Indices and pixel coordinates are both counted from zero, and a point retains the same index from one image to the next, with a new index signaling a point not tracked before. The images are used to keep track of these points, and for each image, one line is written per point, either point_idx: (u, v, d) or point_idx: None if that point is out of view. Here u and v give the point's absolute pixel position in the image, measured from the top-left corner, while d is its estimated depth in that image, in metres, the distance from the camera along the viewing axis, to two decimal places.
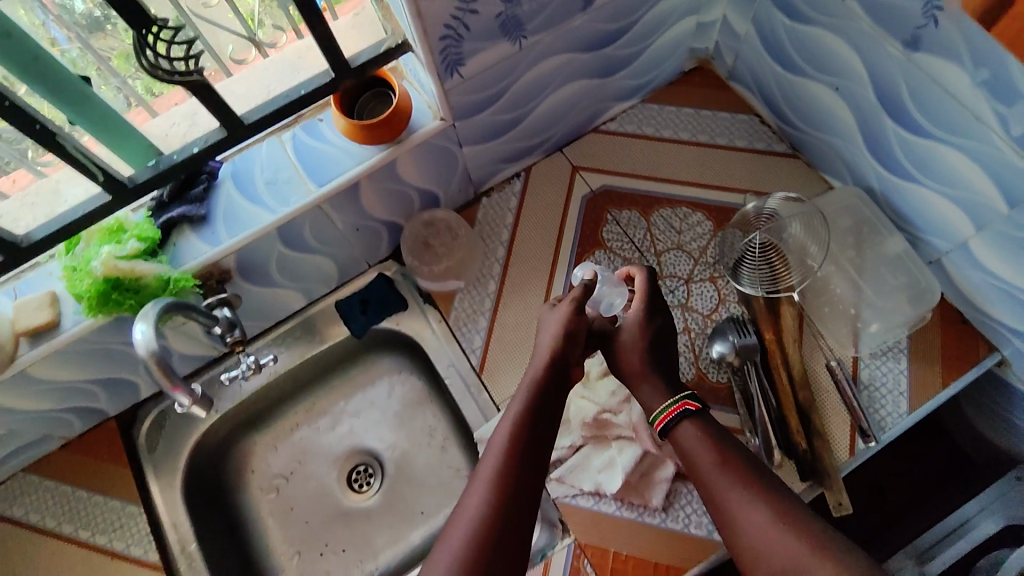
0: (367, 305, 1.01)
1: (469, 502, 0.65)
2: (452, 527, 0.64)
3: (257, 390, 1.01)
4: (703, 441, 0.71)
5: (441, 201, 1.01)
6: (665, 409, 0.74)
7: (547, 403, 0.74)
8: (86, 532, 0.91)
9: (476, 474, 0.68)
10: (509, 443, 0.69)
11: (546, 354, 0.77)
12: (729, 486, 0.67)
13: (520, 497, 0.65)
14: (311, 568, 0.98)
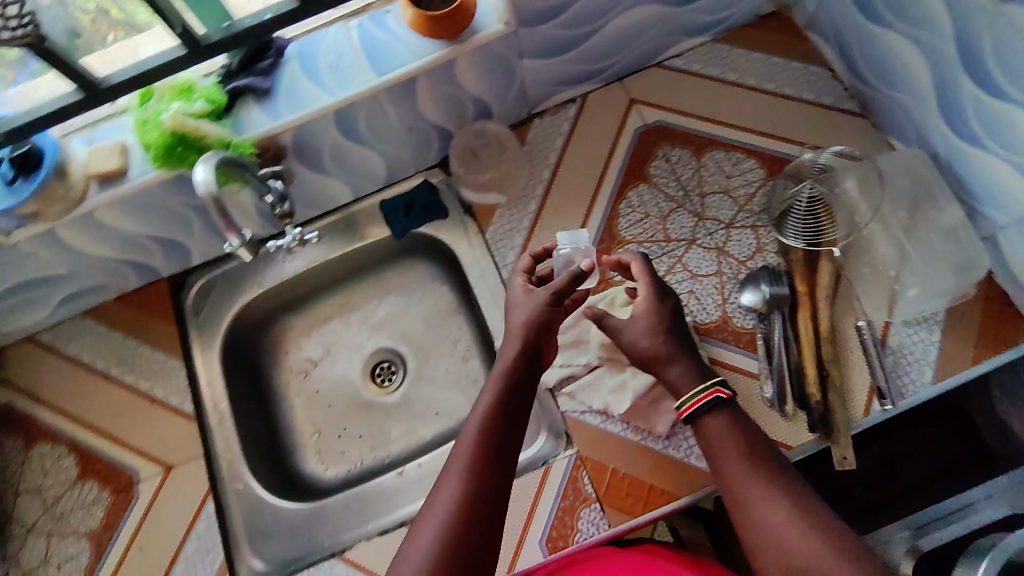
0: (411, 208, 1.04)
1: (438, 503, 0.64)
2: (420, 526, 0.63)
3: (298, 273, 1.06)
4: (730, 430, 0.69)
5: (494, 114, 1.01)
6: (694, 396, 0.71)
7: (518, 393, 0.71)
8: (131, 377, 0.98)
9: (447, 471, 0.66)
10: (476, 440, 0.67)
11: (518, 339, 0.74)
12: (752, 479, 0.65)
13: (488, 499, 0.64)
14: (326, 447, 1.04)
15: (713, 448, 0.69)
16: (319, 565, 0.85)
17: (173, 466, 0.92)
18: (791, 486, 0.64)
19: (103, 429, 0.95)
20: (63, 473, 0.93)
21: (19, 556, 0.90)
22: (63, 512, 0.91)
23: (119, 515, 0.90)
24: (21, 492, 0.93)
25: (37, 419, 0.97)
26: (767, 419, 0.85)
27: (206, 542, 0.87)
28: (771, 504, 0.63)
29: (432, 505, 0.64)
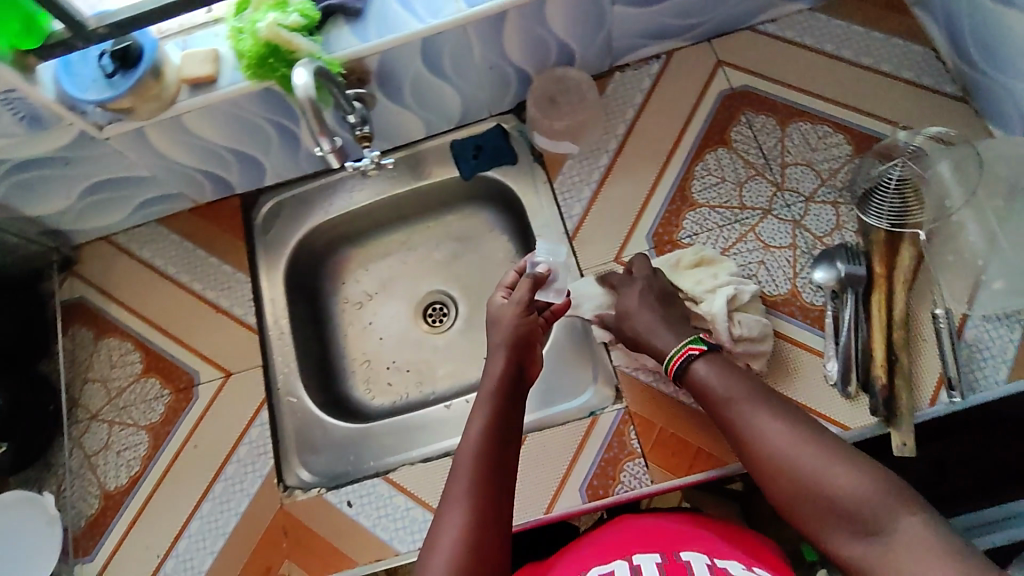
0: (481, 150, 1.04)
1: (448, 527, 0.62)
2: (432, 552, 0.61)
3: (363, 205, 1.07)
4: (713, 373, 0.74)
5: (576, 62, 0.99)
6: (676, 352, 0.76)
7: (507, 407, 0.72)
8: (198, 286, 1.02)
9: (448, 500, 0.65)
10: (474, 456, 0.67)
11: (502, 355, 0.76)
12: (743, 409, 0.69)
13: (494, 513, 0.64)
14: (374, 377, 1.06)
15: (704, 394, 0.73)
16: (364, 481, 0.88)
17: (232, 373, 0.95)
18: (777, 406, 0.68)
19: (169, 331, 0.99)
20: (128, 368, 0.98)
21: (82, 439, 0.94)
22: (126, 403, 0.95)
23: (178, 412, 0.94)
24: (89, 380, 0.98)
25: (107, 314, 1.01)
26: (824, 397, 0.84)
27: (258, 448, 0.91)
28: (765, 427, 0.67)
29: (442, 530, 0.62)
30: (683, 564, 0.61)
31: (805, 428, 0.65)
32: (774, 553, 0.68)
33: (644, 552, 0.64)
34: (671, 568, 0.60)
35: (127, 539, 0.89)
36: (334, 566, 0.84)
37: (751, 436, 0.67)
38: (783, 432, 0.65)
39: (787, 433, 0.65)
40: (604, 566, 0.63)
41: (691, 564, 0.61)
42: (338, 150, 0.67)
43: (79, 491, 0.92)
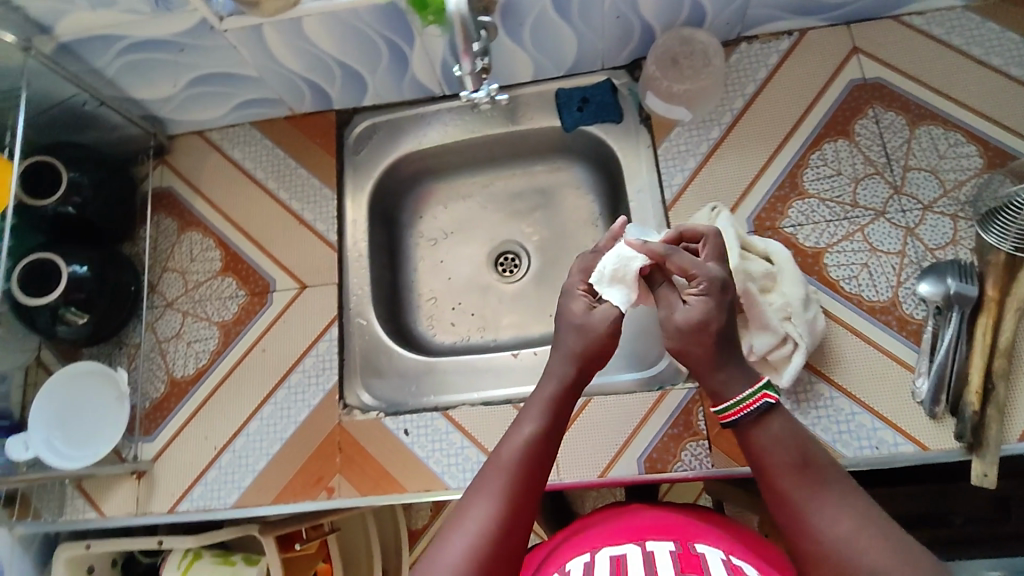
0: (587, 103, 1.01)
1: (474, 516, 0.60)
2: (451, 537, 0.59)
3: (455, 140, 1.05)
4: (788, 439, 0.60)
5: (705, 24, 0.94)
6: (739, 402, 0.62)
7: (561, 411, 0.69)
8: (284, 195, 1.02)
9: (476, 490, 0.63)
10: (519, 456, 0.64)
11: (570, 365, 0.71)
12: (813, 492, 0.58)
13: (523, 518, 0.61)
14: (438, 315, 1.05)
15: (764, 456, 0.61)
16: (422, 413, 0.88)
17: (307, 286, 0.96)
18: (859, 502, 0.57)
19: (251, 235, 1.00)
20: (207, 264, 0.99)
21: (155, 325, 0.96)
22: (202, 297, 0.97)
23: (250, 315, 0.95)
24: (168, 269, 0.99)
25: (193, 208, 1.02)
26: (908, 413, 0.81)
27: (323, 361, 0.92)
28: (831, 520, 0.56)
29: (466, 517, 0.60)
30: (699, 555, 0.60)
31: (888, 539, 0.54)
32: (788, 564, 0.65)
33: (656, 541, 0.63)
34: (684, 557, 0.59)
35: (187, 428, 0.90)
36: (383, 488, 0.85)
37: (811, 522, 0.57)
38: (854, 530, 0.55)
39: (863, 537, 0.54)
40: (618, 548, 0.63)
41: (706, 556, 0.60)
42: (474, 74, 0.77)
43: (148, 373, 0.94)
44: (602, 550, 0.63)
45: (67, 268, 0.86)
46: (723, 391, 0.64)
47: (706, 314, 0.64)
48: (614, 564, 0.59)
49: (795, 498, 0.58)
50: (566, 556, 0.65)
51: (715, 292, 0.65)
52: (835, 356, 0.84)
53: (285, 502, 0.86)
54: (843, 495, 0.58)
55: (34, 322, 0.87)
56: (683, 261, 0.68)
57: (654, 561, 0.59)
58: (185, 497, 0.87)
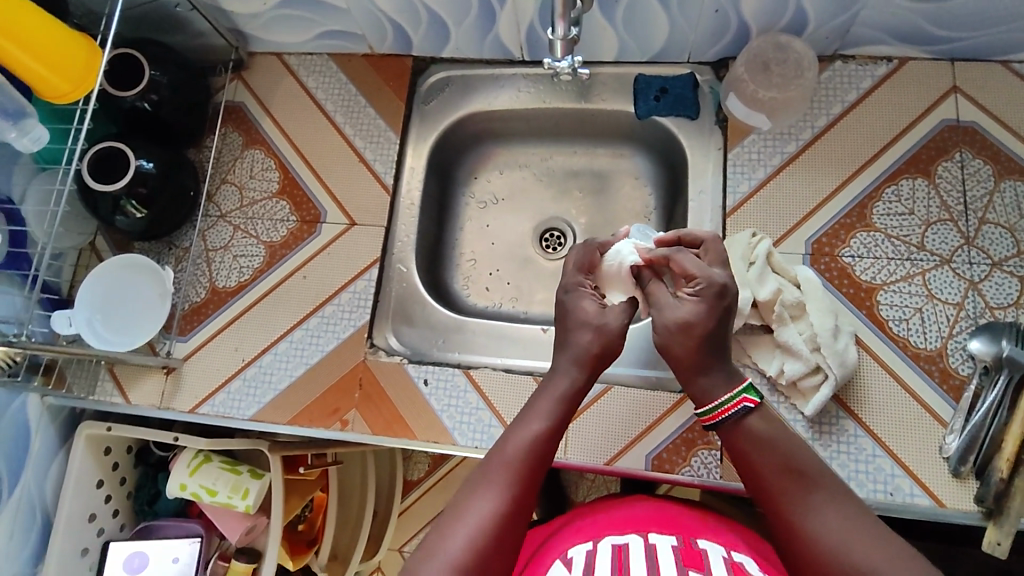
0: (665, 94, 0.99)
1: (476, 509, 0.62)
2: (452, 526, 0.61)
3: (525, 107, 1.04)
4: (771, 441, 0.64)
5: (804, 34, 0.92)
6: (721, 404, 0.66)
7: (568, 412, 0.70)
8: (349, 130, 1.02)
9: (481, 481, 0.64)
10: (521, 455, 0.66)
11: (579, 373, 0.71)
12: (798, 494, 0.61)
13: (521, 516, 0.63)
14: (474, 278, 1.06)
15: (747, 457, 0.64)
16: (444, 367, 0.90)
17: (356, 224, 0.97)
18: (846, 503, 0.60)
19: (311, 163, 1.01)
20: (265, 184, 1.00)
21: (206, 233, 0.99)
22: (254, 215, 0.99)
23: (297, 241, 0.97)
24: (226, 182, 1.01)
25: (260, 127, 1.04)
26: (931, 466, 0.79)
27: (359, 299, 0.94)
28: (818, 518, 0.59)
29: (469, 509, 0.62)
30: (700, 551, 0.61)
31: (877, 537, 0.57)
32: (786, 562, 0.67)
33: (658, 533, 0.64)
34: (686, 552, 0.60)
35: (219, 336, 0.93)
36: (395, 431, 0.87)
37: (799, 523, 0.59)
38: (842, 528, 0.58)
39: (851, 533, 0.57)
40: (620, 538, 0.63)
41: (707, 552, 0.60)
42: (566, 41, 0.78)
43: (191, 277, 0.97)
44: (605, 538, 0.63)
45: (135, 161, 0.89)
46: (707, 394, 0.67)
47: (692, 315, 0.66)
48: (617, 555, 0.60)
49: (782, 500, 0.61)
50: (568, 540, 0.66)
51: (708, 295, 0.67)
52: (869, 395, 0.82)
53: (299, 424, 0.89)
54: (830, 495, 0.60)
55: (96, 208, 0.90)
56: (686, 261, 0.70)
57: (655, 554, 0.59)
58: (207, 400, 0.91)
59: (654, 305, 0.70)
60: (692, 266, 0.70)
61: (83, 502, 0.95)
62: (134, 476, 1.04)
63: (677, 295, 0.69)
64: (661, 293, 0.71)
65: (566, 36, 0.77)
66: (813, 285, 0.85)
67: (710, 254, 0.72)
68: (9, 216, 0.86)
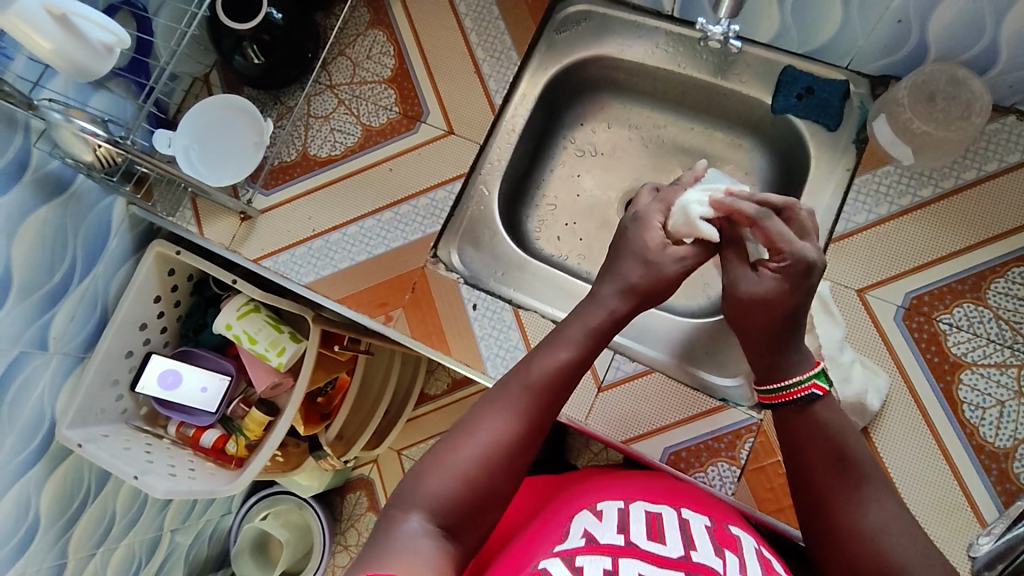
0: (809, 94, 0.92)
1: (490, 427, 0.63)
2: (464, 440, 0.62)
3: (657, 66, 0.98)
4: (832, 428, 0.64)
5: (986, 75, 0.83)
6: (788, 388, 0.66)
7: (596, 345, 0.70)
8: (474, 39, 0.98)
9: (498, 400, 0.65)
10: (540, 381, 0.66)
11: (626, 304, 0.70)
12: (847, 481, 0.61)
13: (532, 441, 0.64)
14: (549, 222, 1.04)
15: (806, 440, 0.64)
16: (496, 299, 0.90)
17: (453, 133, 0.95)
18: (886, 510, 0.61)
19: (428, 60, 0.98)
20: (379, 67, 0.99)
21: (312, 98, 0.99)
22: (361, 95, 0.98)
23: (394, 133, 0.96)
24: (342, 54, 1.00)
25: (389, 10, 1.01)
26: (952, 559, 0.75)
27: (435, 207, 0.93)
28: (866, 507, 0.60)
29: (483, 427, 0.63)
30: (733, 536, 0.61)
31: (914, 533, 0.58)
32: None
33: (691, 511, 0.64)
34: (719, 534, 0.61)
35: (298, 201, 0.96)
36: (432, 342, 0.89)
37: (847, 509, 0.60)
38: (893, 519, 0.59)
39: (896, 523, 0.58)
40: (653, 505, 0.64)
41: (740, 539, 0.61)
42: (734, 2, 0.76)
43: (288, 136, 0.98)
44: (638, 501, 0.64)
45: (266, 8, 0.89)
46: (780, 371, 0.67)
47: (772, 295, 0.66)
48: (651, 519, 0.60)
49: (828, 481, 0.62)
50: (596, 495, 0.67)
51: (795, 274, 0.66)
52: (911, 468, 0.78)
53: (348, 305, 0.92)
54: (879, 489, 0.61)
55: (219, 42, 0.91)
56: (769, 230, 0.69)
57: (689, 527, 0.60)
58: (272, 256, 0.94)
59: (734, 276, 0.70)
60: (778, 237, 0.67)
61: (139, 310, 1.02)
62: (188, 303, 1.11)
63: (757, 269, 0.68)
64: (739, 264, 0.70)
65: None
66: (821, 301, 0.84)
67: (796, 224, 0.70)
68: (141, 24, 0.88)
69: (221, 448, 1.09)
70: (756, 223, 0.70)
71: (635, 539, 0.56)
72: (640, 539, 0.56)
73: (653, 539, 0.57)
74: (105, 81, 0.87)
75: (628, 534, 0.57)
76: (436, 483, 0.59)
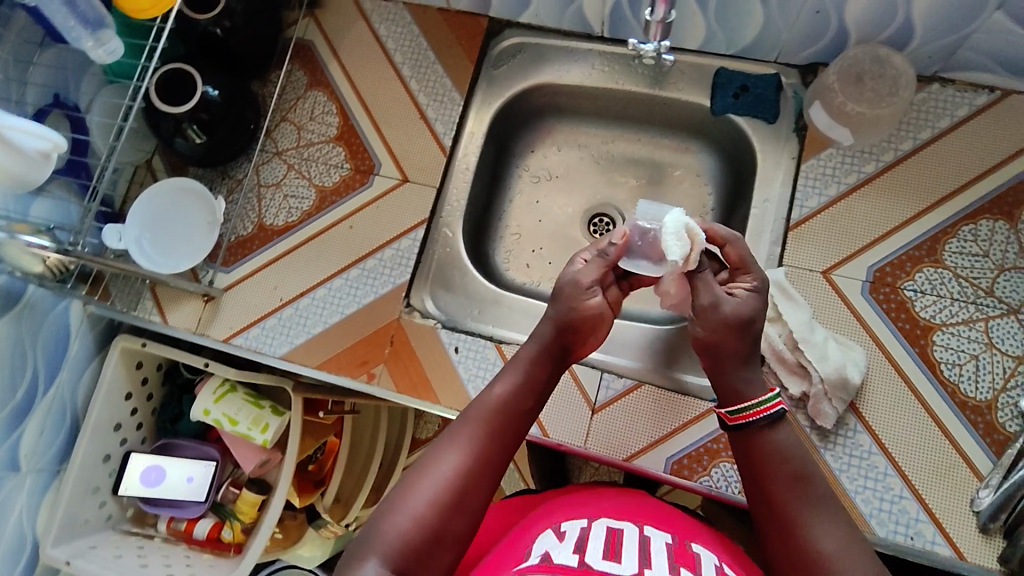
0: (744, 92, 0.95)
1: (441, 464, 0.62)
2: (417, 480, 0.61)
3: (596, 86, 1.01)
4: (791, 451, 0.64)
5: (905, 50, 0.87)
6: (760, 406, 0.65)
7: (542, 377, 0.71)
8: (414, 85, 0.99)
9: (448, 437, 0.65)
10: (488, 415, 0.66)
11: (551, 331, 0.72)
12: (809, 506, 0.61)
13: (486, 475, 0.63)
14: (515, 251, 1.04)
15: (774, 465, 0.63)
16: (477, 338, 0.90)
17: (408, 181, 0.96)
18: None
19: (371, 112, 0.98)
20: (323, 127, 0.99)
21: (261, 167, 0.98)
22: (309, 157, 0.98)
23: (349, 190, 0.96)
24: (284, 119, 1.00)
25: (326, 69, 1.01)
26: (957, 516, 0.77)
27: (401, 257, 0.93)
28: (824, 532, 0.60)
29: (434, 465, 0.62)
30: (693, 553, 0.61)
31: None
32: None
33: (654, 528, 0.64)
34: (679, 551, 0.61)
35: (260, 273, 0.94)
36: (418, 393, 0.88)
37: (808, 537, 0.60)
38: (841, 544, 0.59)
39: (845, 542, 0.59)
40: (616, 523, 0.64)
41: (700, 555, 0.61)
42: (664, 23, 0.79)
43: (241, 210, 0.97)
44: (601, 519, 0.64)
45: (202, 87, 0.88)
46: (746, 392, 0.68)
47: (753, 312, 0.69)
48: (610, 537, 0.61)
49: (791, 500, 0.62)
50: (564, 513, 0.67)
51: (762, 291, 0.71)
52: (904, 434, 0.80)
53: (327, 370, 0.90)
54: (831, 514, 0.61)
55: (158, 127, 0.90)
56: (739, 249, 0.72)
57: (649, 545, 0.60)
58: (242, 333, 0.92)
59: (709, 295, 0.69)
60: (745, 260, 0.72)
61: (112, 411, 0.98)
62: (161, 393, 1.07)
63: (732, 290, 0.70)
64: (714, 282, 0.71)
65: (664, 19, 0.79)
66: (786, 286, 0.85)
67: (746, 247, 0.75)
68: (75, 124, 0.87)
69: (217, 536, 1.04)
70: (725, 244, 0.72)
71: (590, 559, 0.56)
72: (595, 559, 0.56)
73: (608, 559, 0.57)
74: (45, 185, 0.84)
75: (584, 553, 0.57)
76: (389, 527, 0.58)
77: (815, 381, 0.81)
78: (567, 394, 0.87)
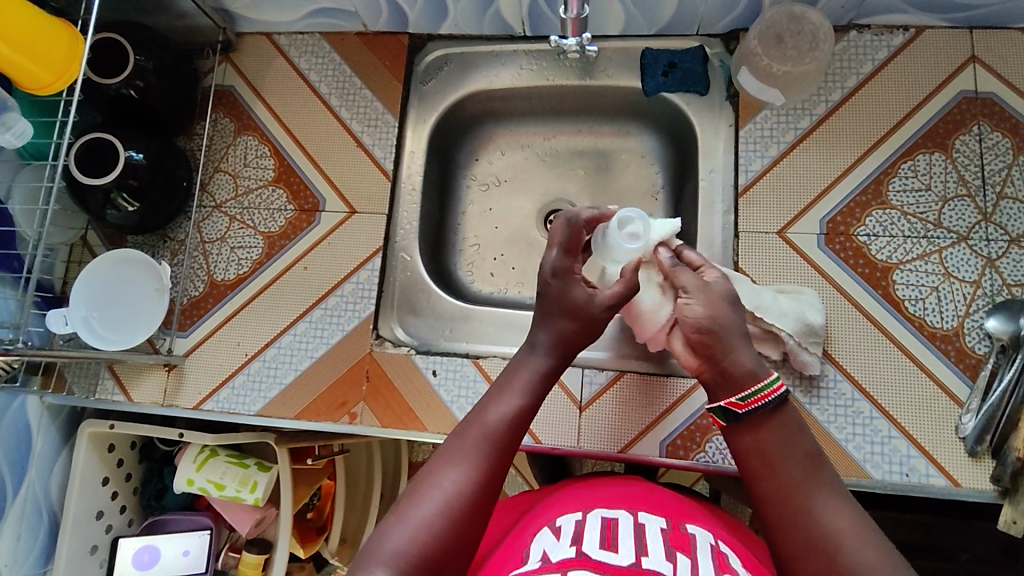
0: (672, 69, 0.96)
1: (446, 476, 0.60)
2: (421, 493, 0.59)
3: (526, 86, 1.00)
4: (783, 428, 0.63)
5: (818, 5, 0.88)
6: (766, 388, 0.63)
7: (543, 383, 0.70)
8: (345, 114, 0.97)
9: (453, 449, 0.63)
10: (494, 424, 0.64)
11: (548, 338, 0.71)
12: (804, 483, 0.60)
13: (491, 487, 0.61)
14: (478, 262, 1.03)
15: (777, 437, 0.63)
16: (453, 357, 0.89)
17: (356, 212, 0.94)
18: None
19: (306, 149, 0.96)
20: (260, 171, 0.96)
21: (202, 224, 0.95)
22: (250, 204, 0.95)
23: (297, 231, 0.94)
24: (218, 170, 0.97)
25: (251, 112, 0.98)
26: (949, 446, 0.79)
27: (362, 290, 0.91)
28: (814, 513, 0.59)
29: (439, 476, 0.60)
30: (689, 536, 0.61)
31: None
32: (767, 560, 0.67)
33: (649, 513, 0.64)
34: (674, 536, 0.61)
35: (218, 331, 0.91)
36: (404, 423, 0.86)
37: (807, 510, 0.58)
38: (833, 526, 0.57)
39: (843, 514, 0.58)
40: (611, 511, 0.64)
41: (695, 537, 0.61)
42: (579, 20, 0.79)
43: (189, 270, 0.94)
44: (595, 510, 0.64)
45: (123, 152, 0.84)
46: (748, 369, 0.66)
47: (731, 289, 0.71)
48: (606, 526, 0.60)
49: (785, 488, 0.61)
50: (559, 509, 0.66)
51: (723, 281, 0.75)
52: (883, 378, 0.81)
53: (306, 419, 0.88)
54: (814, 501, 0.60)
55: (85, 201, 0.86)
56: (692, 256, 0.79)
57: (644, 531, 0.60)
58: (212, 396, 0.89)
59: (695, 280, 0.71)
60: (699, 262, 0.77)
61: (90, 500, 0.94)
62: (139, 472, 1.03)
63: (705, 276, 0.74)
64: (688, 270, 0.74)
65: (580, 15, 0.79)
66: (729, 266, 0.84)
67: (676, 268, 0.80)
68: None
69: None
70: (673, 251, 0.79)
71: (587, 549, 0.56)
72: (592, 548, 0.56)
73: (606, 549, 0.56)
74: None
75: (580, 544, 0.57)
76: (395, 539, 0.56)
77: (786, 338, 0.80)
78: (551, 397, 0.86)
